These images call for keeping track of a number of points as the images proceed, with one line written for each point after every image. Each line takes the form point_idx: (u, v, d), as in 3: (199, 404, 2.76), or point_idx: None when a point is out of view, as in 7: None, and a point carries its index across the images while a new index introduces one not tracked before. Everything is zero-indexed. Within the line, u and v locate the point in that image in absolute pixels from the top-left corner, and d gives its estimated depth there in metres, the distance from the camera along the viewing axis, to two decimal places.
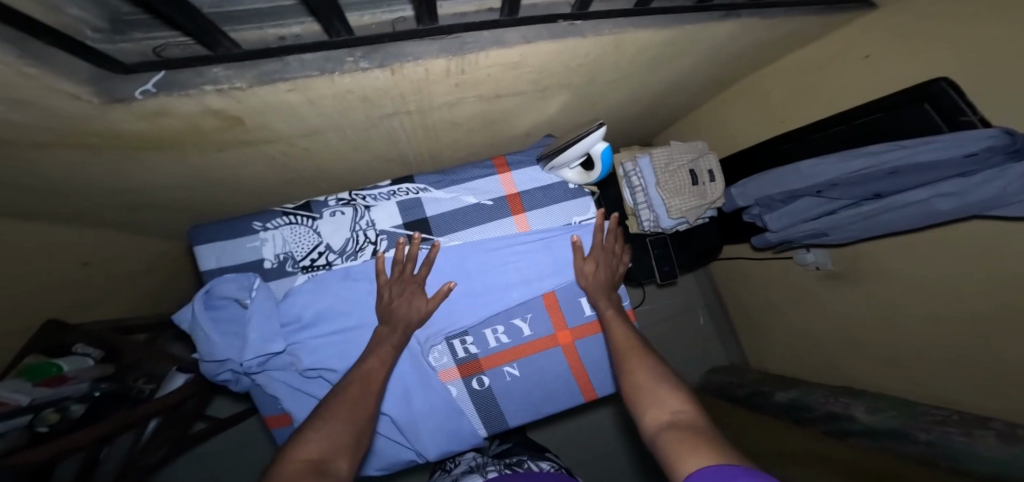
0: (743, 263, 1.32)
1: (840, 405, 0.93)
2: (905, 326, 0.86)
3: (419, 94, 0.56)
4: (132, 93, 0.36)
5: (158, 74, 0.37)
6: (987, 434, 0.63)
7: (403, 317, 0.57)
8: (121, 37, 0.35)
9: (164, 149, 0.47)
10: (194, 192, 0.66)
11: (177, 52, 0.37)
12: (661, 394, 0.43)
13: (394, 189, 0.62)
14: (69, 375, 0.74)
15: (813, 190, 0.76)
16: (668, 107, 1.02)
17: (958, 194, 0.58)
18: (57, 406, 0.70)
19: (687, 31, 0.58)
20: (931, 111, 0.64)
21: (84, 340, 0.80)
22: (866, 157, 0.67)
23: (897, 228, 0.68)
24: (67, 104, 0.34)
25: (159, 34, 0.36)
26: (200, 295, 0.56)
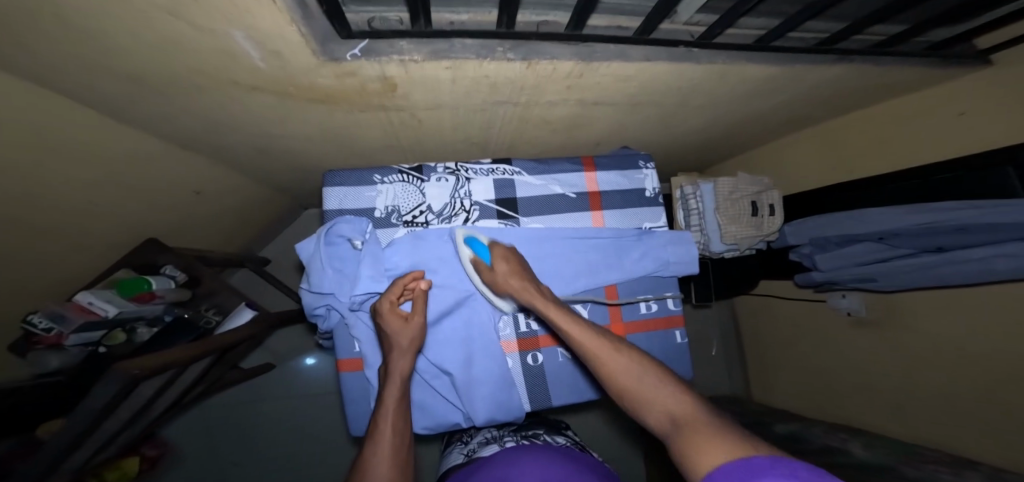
0: (770, 301, 1.37)
1: (836, 440, 0.97)
2: (926, 387, 0.89)
3: (535, 89, 0.64)
4: (344, 55, 0.43)
5: (363, 42, 0.44)
6: (977, 475, 0.69)
7: (405, 336, 0.61)
8: (348, 6, 0.43)
9: (329, 103, 0.55)
10: (314, 143, 0.75)
11: (382, 25, 0.45)
12: (655, 393, 0.51)
13: (492, 168, 0.70)
14: (155, 294, 0.83)
15: (875, 236, 0.82)
16: (732, 141, 1.08)
17: (1022, 255, 0.63)
18: (124, 327, 0.79)
19: (789, 70, 0.64)
20: (1014, 174, 0.70)
21: (173, 264, 0.88)
22: (933, 212, 0.73)
23: (952, 283, 0.73)
24: (300, 59, 0.41)
25: (370, 9, 0.44)
26: (322, 232, 0.63)
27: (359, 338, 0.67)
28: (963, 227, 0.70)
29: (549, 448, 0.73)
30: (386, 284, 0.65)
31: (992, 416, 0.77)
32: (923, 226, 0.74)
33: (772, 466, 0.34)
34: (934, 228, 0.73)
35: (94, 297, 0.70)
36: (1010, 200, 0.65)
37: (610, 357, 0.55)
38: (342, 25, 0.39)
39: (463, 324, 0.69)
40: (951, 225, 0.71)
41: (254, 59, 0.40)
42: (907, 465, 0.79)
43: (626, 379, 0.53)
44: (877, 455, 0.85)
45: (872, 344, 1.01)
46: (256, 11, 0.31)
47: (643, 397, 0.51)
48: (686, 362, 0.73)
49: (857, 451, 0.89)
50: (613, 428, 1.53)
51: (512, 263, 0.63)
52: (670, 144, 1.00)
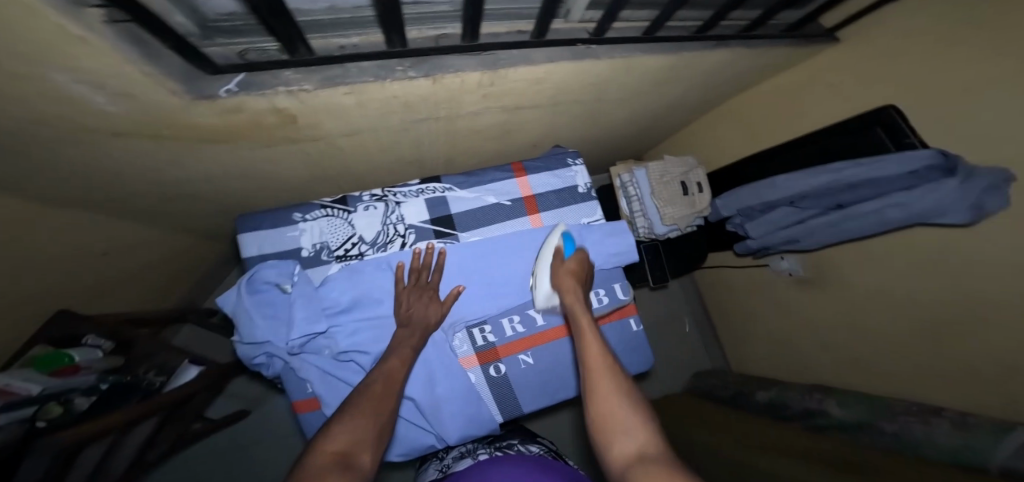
0: (723, 270, 1.43)
1: (814, 401, 1.01)
2: (873, 329, 0.95)
3: (451, 102, 0.63)
4: (218, 91, 0.40)
5: (239, 75, 0.41)
6: (942, 421, 0.74)
7: (421, 320, 0.61)
8: (208, 40, 0.38)
9: (223, 142, 0.51)
10: (228, 185, 0.70)
11: (258, 57, 0.41)
12: (629, 425, 0.44)
13: (422, 188, 0.68)
14: (80, 365, 0.72)
15: (787, 201, 0.90)
16: (662, 125, 1.13)
17: (905, 203, 0.72)
18: (58, 400, 0.66)
19: (685, 56, 0.67)
20: (882, 133, 0.79)
21: (95, 332, 0.79)
22: (829, 173, 0.82)
23: (857, 235, 0.81)
24: (161, 99, 0.38)
25: (239, 41, 0.40)
26: (246, 280, 0.61)
27: (309, 381, 0.61)
28: (853, 184, 0.79)
29: (522, 457, 0.73)
30: (325, 324, 0.61)
31: (928, 346, 0.84)
32: (823, 187, 0.84)
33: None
34: (831, 187, 0.82)
35: (11, 378, 0.59)
36: (887, 156, 0.75)
37: (606, 379, 0.49)
38: (205, 61, 0.36)
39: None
40: (843, 183, 0.80)
41: (103, 102, 0.36)
42: (881, 419, 0.84)
43: (610, 399, 0.47)
44: (854, 411, 0.90)
45: (820, 296, 1.07)
46: (74, 53, 0.28)
47: (614, 424, 0.45)
48: (645, 349, 0.75)
49: (833, 410, 0.95)
50: None
51: (579, 266, 0.65)
52: (604, 136, 1.03)
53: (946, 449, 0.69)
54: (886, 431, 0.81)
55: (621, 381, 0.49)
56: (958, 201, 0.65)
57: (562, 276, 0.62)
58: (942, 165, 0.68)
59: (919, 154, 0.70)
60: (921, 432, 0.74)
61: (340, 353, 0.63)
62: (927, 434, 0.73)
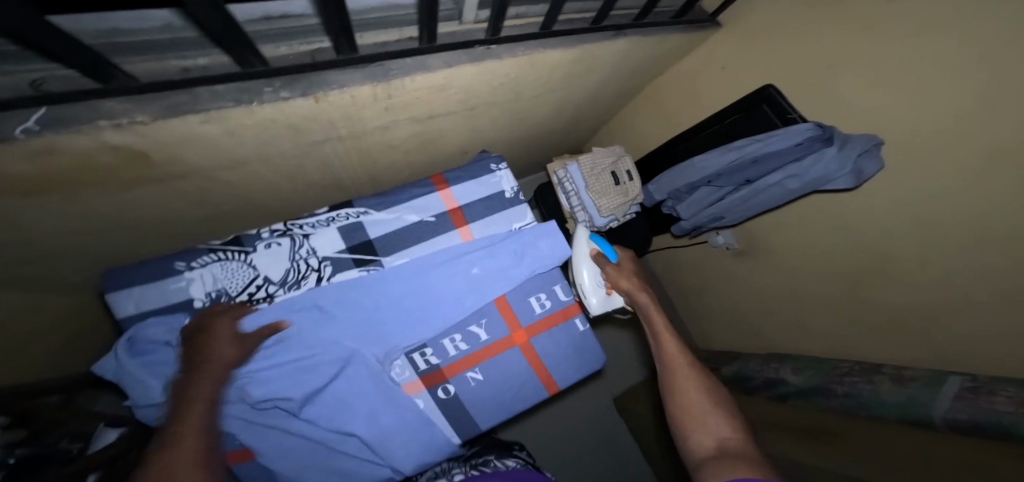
0: (672, 251, 1.47)
1: (772, 370, 1.08)
2: (808, 288, 1.01)
3: (349, 119, 0.58)
4: (12, 132, 0.33)
5: (40, 110, 0.35)
6: (884, 379, 0.82)
7: (217, 360, 0.51)
8: None
9: (60, 191, 0.44)
10: (98, 236, 0.61)
11: (60, 86, 0.35)
12: (712, 418, 0.54)
13: (332, 215, 0.63)
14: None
15: (705, 181, 0.95)
16: (590, 116, 1.14)
17: (801, 174, 0.80)
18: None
19: (587, 49, 0.67)
20: (770, 111, 0.88)
21: None
22: (736, 151, 0.88)
23: (770, 204, 0.88)
24: None
25: (31, 68, 0.34)
26: (124, 343, 0.53)
27: (233, 434, 0.58)
28: (755, 159, 0.86)
29: (499, 473, 0.70)
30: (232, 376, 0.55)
31: (856, 297, 0.90)
32: (731, 165, 0.89)
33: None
34: (737, 165, 0.88)
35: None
36: (779, 131, 0.83)
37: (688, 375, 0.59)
38: None
39: (334, 403, 0.60)
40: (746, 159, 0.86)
41: None
42: (831, 382, 0.91)
43: (692, 392, 0.57)
44: (806, 378, 0.97)
45: (759, 264, 1.13)
46: None
47: (695, 416, 0.55)
48: (594, 347, 0.74)
49: (790, 378, 1.01)
50: (585, 413, 1.52)
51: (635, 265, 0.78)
52: (534, 134, 1.02)
53: (894, 405, 0.76)
54: (838, 393, 0.87)
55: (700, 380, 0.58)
56: (839, 168, 0.75)
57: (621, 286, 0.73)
58: (820, 136, 0.77)
59: (801, 127, 0.79)
60: (869, 394, 0.81)
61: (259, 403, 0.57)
62: (874, 394, 0.80)
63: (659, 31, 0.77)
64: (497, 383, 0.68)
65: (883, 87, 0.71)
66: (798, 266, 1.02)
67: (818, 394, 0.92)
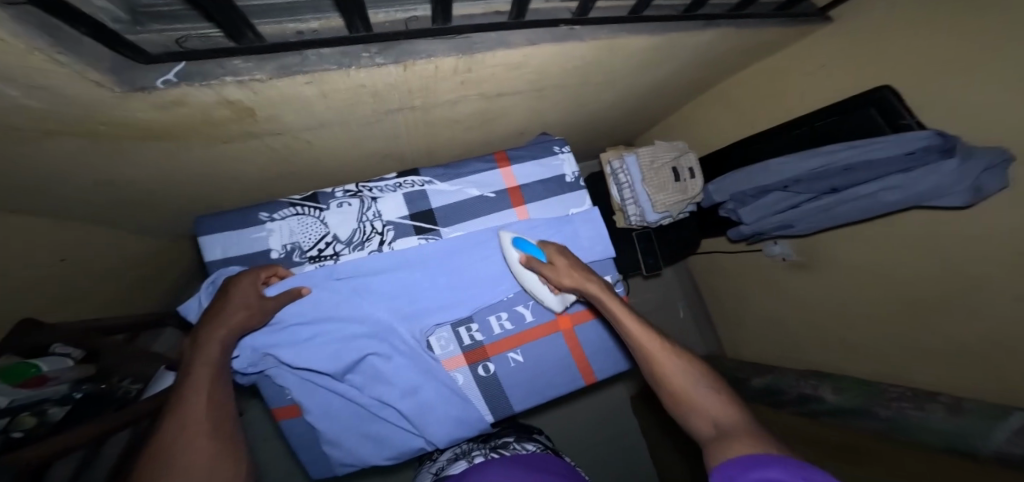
0: (716, 256, 1.42)
1: (809, 387, 1.03)
2: (868, 310, 0.95)
3: (426, 90, 0.59)
4: (154, 83, 0.36)
5: (180, 65, 0.38)
6: (937, 407, 0.75)
7: (233, 316, 0.53)
8: (142, 27, 0.35)
9: (173, 138, 0.48)
10: (189, 183, 0.66)
11: (199, 44, 0.37)
12: (703, 397, 0.50)
13: (399, 182, 0.65)
14: (49, 375, 0.65)
15: (781, 186, 0.90)
16: (650, 108, 1.09)
17: (902, 186, 0.73)
18: (32, 411, 0.61)
19: (671, 37, 0.65)
20: (877, 114, 0.80)
21: (62, 339, 0.71)
22: (824, 156, 0.83)
23: (851, 218, 0.82)
24: (91, 92, 0.34)
25: (178, 27, 0.36)
26: (206, 285, 0.59)
27: (287, 388, 0.62)
28: (848, 167, 0.79)
29: (519, 457, 0.71)
30: (285, 334, 0.60)
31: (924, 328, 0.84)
32: (816, 171, 0.84)
33: (777, 460, 0.37)
34: (824, 172, 0.83)
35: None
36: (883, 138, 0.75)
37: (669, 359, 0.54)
38: (139, 52, 0.33)
39: (371, 373, 0.64)
40: (837, 166, 0.81)
41: (22, 100, 0.32)
42: (877, 405, 0.84)
43: (682, 378, 0.52)
44: (848, 398, 0.91)
45: (813, 279, 1.07)
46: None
47: (682, 397, 0.51)
48: None
49: (828, 396, 0.96)
50: (603, 407, 1.53)
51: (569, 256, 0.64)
52: (591, 121, 1.00)
53: (950, 433, 0.68)
54: (880, 416, 0.82)
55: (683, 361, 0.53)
56: (954, 182, 0.66)
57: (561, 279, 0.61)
58: (937, 147, 0.68)
59: (917, 133, 0.70)
60: (917, 420, 0.74)
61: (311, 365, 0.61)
62: (923, 421, 0.74)
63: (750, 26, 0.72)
64: (535, 368, 0.69)
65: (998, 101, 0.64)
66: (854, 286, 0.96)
67: (861, 416, 0.85)
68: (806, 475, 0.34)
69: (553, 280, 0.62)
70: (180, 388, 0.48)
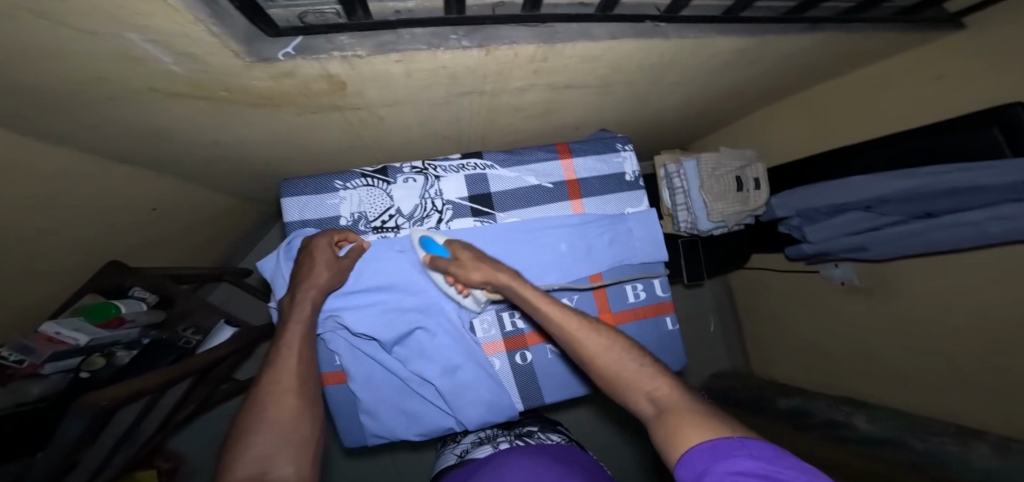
0: (762, 273, 1.35)
1: (840, 413, 0.98)
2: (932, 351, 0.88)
3: (499, 76, 0.60)
4: (276, 54, 0.40)
5: (297, 38, 0.41)
6: (983, 445, 0.70)
7: (317, 283, 0.57)
8: (273, 1, 0.38)
9: (273, 106, 0.52)
10: (271, 148, 0.72)
11: (316, 20, 0.41)
12: (638, 377, 0.50)
13: (462, 163, 0.67)
14: (126, 317, 0.77)
15: (863, 205, 0.84)
16: (713, 113, 1.05)
17: (1013, 217, 0.63)
18: (101, 352, 0.74)
19: (762, 40, 0.61)
20: (1000, 136, 0.68)
21: (141, 284, 0.82)
22: (919, 177, 0.74)
23: (943, 248, 0.74)
24: (223, 60, 0.38)
25: (300, 3, 0.40)
26: (284, 245, 0.63)
27: (338, 353, 0.64)
28: (952, 190, 0.70)
29: (542, 447, 0.72)
30: (343, 302, 0.63)
31: None
32: (913, 191, 0.74)
33: (736, 448, 0.36)
34: (923, 193, 0.73)
35: (60, 327, 0.65)
36: (995, 162, 0.65)
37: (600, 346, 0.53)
38: (268, 22, 0.36)
39: (416, 348, 0.66)
40: (940, 188, 0.70)
41: (168, 62, 0.37)
42: (912, 437, 0.80)
43: (615, 364, 0.51)
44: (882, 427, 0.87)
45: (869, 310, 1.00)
46: (154, 15, 0.29)
47: (617, 378, 0.51)
48: (679, 349, 0.71)
49: (861, 424, 0.91)
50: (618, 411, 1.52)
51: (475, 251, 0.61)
52: (649, 122, 0.97)
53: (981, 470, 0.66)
54: (915, 448, 0.78)
55: (616, 346, 0.53)
56: None
57: (472, 279, 0.59)
58: None
59: None
60: (955, 454, 0.71)
61: (362, 334, 0.63)
62: (963, 455, 0.70)
63: (861, 29, 0.66)
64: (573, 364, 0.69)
65: None
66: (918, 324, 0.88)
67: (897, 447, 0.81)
68: (779, 464, 0.34)
69: (463, 278, 0.59)
70: (280, 345, 0.53)
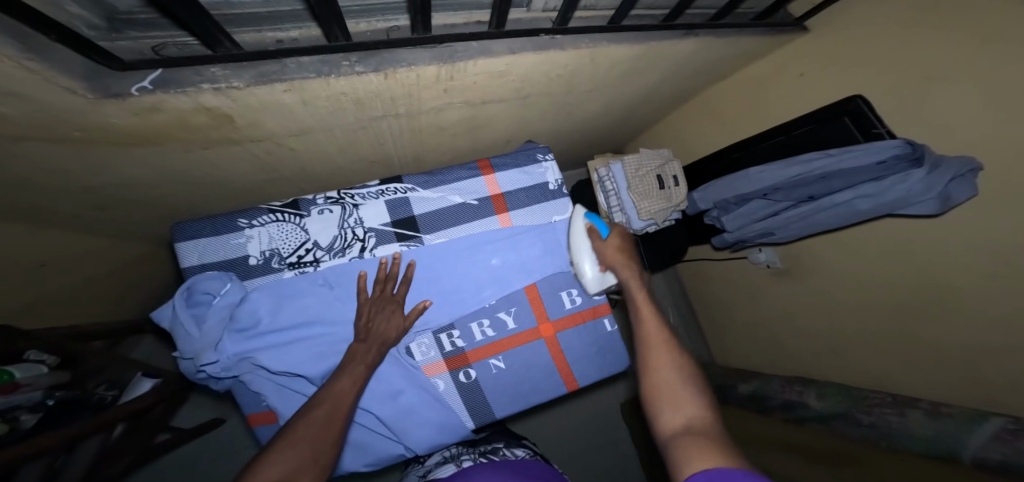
0: (704, 263, 1.43)
1: (794, 393, 1.00)
2: (851, 316, 0.96)
3: (409, 99, 0.59)
4: (128, 89, 0.37)
5: (156, 71, 0.39)
6: (916, 412, 0.73)
7: (381, 334, 0.59)
8: (119, 34, 0.36)
9: (153, 144, 0.48)
10: (171, 190, 0.66)
11: (176, 52, 0.39)
12: (682, 398, 0.50)
13: (382, 189, 0.65)
14: (23, 381, 0.65)
15: (761, 194, 0.91)
16: (638, 116, 1.11)
17: (875, 194, 0.73)
18: (4, 419, 0.60)
19: (654, 46, 0.66)
20: (850, 124, 0.82)
21: (37, 346, 0.71)
22: (802, 164, 0.83)
23: (830, 225, 0.82)
24: (61, 98, 0.34)
25: (154, 34, 0.38)
26: (182, 291, 0.57)
27: (262, 395, 0.59)
28: (825, 175, 0.80)
29: (507, 462, 0.69)
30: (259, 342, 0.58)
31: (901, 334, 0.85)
32: (796, 179, 0.84)
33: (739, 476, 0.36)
34: (804, 178, 0.83)
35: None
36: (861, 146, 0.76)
37: (661, 357, 0.55)
38: (111, 56, 0.33)
39: None
40: (814, 174, 0.81)
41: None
42: (857, 411, 0.82)
43: (667, 378, 0.53)
44: (831, 404, 0.88)
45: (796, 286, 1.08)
46: None
47: (667, 397, 0.51)
48: (620, 348, 0.73)
49: (811, 402, 0.93)
50: (591, 414, 1.52)
51: (627, 245, 0.67)
52: (579, 129, 1.01)
53: (919, 438, 0.68)
54: (861, 422, 0.80)
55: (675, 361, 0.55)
56: (924, 191, 0.67)
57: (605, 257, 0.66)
58: (908, 155, 0.70)
59: (888, 143, 0.72)
60: (895, 425, 0.73)
61: (286, 372, 0.59)
62: (902, 425, 0.72)
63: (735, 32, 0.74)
64: (515, 376, 0.68)
65: (977, 111, 0.65)
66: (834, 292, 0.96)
67: (841, 420, 0.84)
68: None
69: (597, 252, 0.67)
70: (337, 375, 0.55)
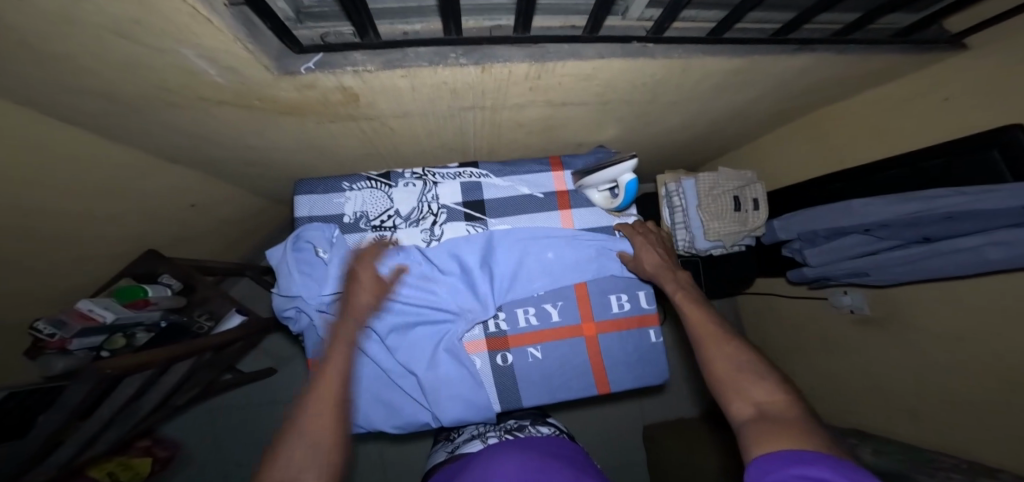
0: (771, 299, 1.31)
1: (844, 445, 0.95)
2: None
3: (498, 93, 0.64)
4: (299, 68, 0.46)
5: (318, 55, 0.47)
6: None
7: (358, 309, 0.61)
8: (301, 24, 0.46)
9: (299, 115, 0.58)
10: (294, 155, 0.78)
11: (336, 40, 0.47)
12: (748, 382, 0.46)
13: (459, 172, 0.72)
14: (152, 300, 0.83)
15: (861, 228, 0.81)
16: (720, 135, 1.05)
17: (1012, 244, 0.60)
18: (124, 333, 0.78)
19: (754, 60, 0.63)
20: (1000, 159, 0.67)
21: (170, 272, 0.90)
22: (919, 201, 0.71)
23: (942, 274, 0.71)
24: (257, 73, 0.45)
25: (324, 25, 0.46)
26: (291, 238, 0.68)
27: (327, 340, 0.67)
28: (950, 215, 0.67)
29: (530, 442, 0.71)
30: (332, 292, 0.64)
31: None
32: (910, 216, 0.72)
33: (819, 460, 0.34)
34: (921, 217, 0.71)
35: (93, 304, 0.71)
36: (1003, 186, 0.62)
37: (716, 347, 0.52)
38: (294, 41, 0.42)
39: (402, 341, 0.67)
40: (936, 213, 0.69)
41: (213, 73, 0.43)
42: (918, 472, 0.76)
43: (726, 365, 0.49)
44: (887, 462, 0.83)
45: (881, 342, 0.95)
46: (200, 32, 0.35)
47: (729, 381, 0.48)
48: (660, 361, 0.72)
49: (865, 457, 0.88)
50: (613, 427, 1.49)
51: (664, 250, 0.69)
52: (654, 140, 0.99)
53: None
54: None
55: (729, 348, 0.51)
56: None
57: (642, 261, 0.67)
58: None
59: None
60: None
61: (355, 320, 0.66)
62: None
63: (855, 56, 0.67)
64: (551, 367, 0.69)
65: None
66: (928, 359, 0.83)
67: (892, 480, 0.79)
68: None
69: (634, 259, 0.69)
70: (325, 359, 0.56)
